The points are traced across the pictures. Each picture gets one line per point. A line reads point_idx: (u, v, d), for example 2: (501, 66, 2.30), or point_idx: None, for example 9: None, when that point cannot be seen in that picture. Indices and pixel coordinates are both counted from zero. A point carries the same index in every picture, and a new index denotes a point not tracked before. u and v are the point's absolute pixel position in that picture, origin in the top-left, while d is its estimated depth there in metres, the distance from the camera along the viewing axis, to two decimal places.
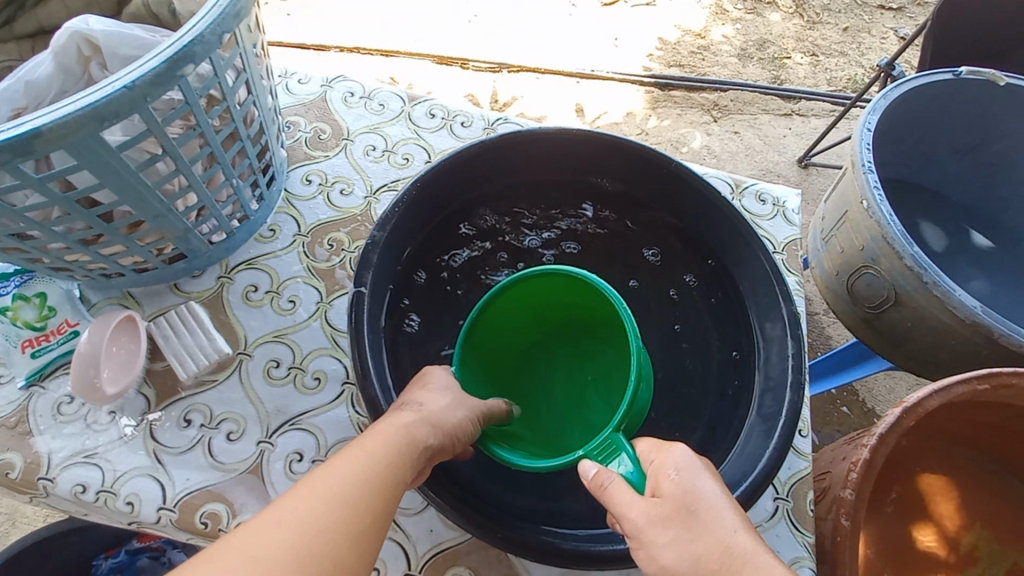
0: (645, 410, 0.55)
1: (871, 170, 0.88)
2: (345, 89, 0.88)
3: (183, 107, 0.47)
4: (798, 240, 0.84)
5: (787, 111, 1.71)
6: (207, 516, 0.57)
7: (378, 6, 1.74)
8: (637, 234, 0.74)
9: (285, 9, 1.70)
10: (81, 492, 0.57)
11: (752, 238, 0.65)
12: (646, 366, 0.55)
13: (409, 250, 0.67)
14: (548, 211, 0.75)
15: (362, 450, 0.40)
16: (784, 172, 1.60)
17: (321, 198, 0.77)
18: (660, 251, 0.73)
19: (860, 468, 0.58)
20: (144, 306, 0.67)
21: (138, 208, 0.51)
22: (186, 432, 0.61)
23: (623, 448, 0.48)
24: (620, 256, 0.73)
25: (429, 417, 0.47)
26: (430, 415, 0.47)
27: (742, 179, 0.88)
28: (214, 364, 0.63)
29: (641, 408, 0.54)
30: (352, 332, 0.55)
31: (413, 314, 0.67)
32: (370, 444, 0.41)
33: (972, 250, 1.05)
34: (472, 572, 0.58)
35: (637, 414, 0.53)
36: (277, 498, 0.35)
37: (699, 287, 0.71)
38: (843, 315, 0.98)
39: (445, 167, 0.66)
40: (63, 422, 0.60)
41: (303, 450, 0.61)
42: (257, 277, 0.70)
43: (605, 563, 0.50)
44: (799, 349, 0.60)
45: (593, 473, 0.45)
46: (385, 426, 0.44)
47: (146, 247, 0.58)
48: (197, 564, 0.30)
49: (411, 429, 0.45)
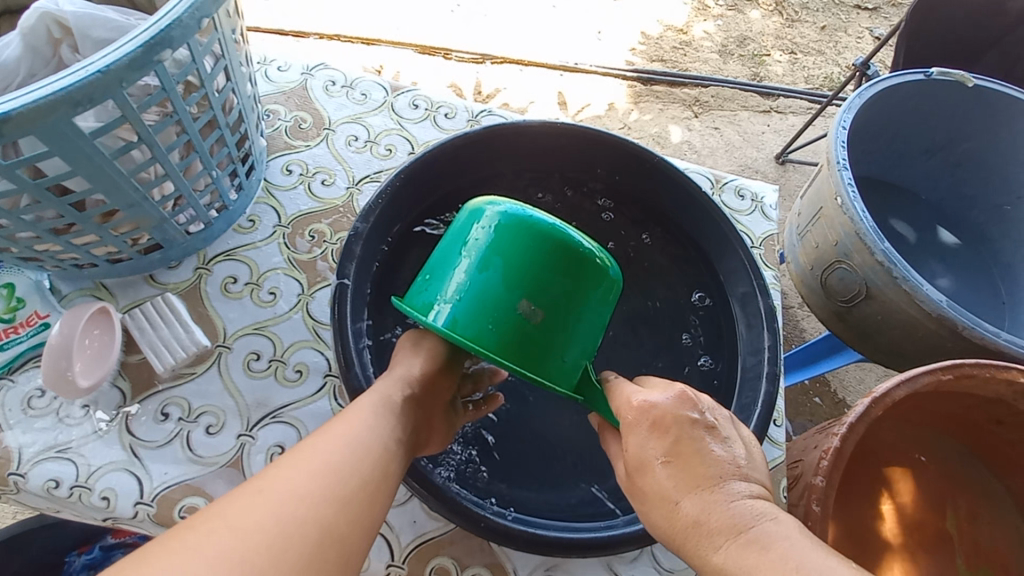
0: (593, 321, 0.48)
1: (845, 167, 0.91)
2: (326, 78, 0.86)
3: (160, 94, 0.46)
4: (775, 235, 0.86)
5: (766, 108, 1.74)
6: (187, 510, 0.56)
7: None
8: (655, 238, 0.74)
9: None
10: (54, 488, 0.56)
11: (733, 235, 0.67)
12: (548, 326, 0.46)
13: (411, 224, 0.68)
14: (570, 203, 0.74)
15: (360, 450, 0.42)
16: (762, 168, 1.63)
17: (302, 187, 0.76)
18: (673, 260, 0.73)
19: (830, 455, 0.61)
20: (118, 298, 0.65)
21: (112, 195, 0.50)
22: (164, 426, 0.60)
23: (601, 403, 0.48)
24: (631, 259, 0.72)
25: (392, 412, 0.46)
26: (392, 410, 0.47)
27: (722, 175, 0.90)
28: (192, 356, 0.62)
29: (599, 296, 0.48)
30: (335, 322, 0.55)
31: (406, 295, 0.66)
32: (371, 445, 0.43)
33: (939, 246, 1.11)
34: (456, 561, 0.58)
35: (603, 296, 0.48)
36: (275, 473, 0.39)
37: (716, 371, 0.66)
38: (818, 308, 1.03)
39: (440, 153, 0.66)
40: (34, 416, 0.58)
41: (285, 442, 0.61)
42: (236, 269, 0.69)
43: (587, 550, 0.52)
44: (775, 341, 0.62)
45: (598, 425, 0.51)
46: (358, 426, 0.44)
47: (120, 237, 0.56)
48: (210, 520, 0.35)
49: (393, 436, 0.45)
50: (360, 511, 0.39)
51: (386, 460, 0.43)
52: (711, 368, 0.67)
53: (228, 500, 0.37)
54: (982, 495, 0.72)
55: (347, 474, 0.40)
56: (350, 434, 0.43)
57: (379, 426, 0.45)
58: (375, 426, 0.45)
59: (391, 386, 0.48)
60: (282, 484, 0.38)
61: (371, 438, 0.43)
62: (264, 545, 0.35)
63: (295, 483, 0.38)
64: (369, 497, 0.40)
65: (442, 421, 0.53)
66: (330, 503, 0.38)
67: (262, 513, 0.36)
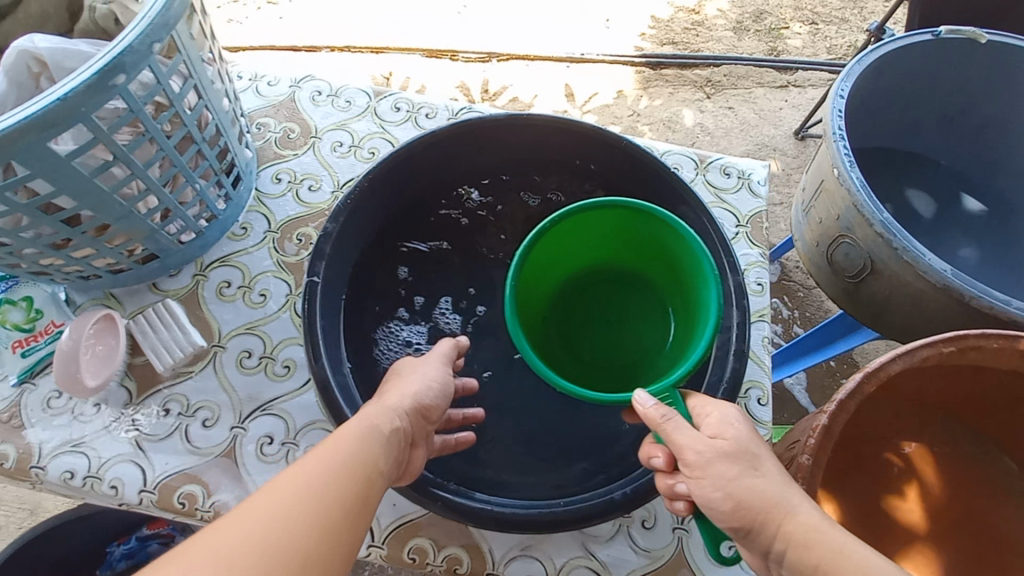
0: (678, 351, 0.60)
1: (841, 138, 0.88)
2: (313, 88, 0.90)
3: (128, 115, 0.50)
4: (763, 213, 0.84)
5: (783, 83, 1.68)
6: (185, 496, 0.61)
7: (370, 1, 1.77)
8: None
9: (278, 13, 1.72)
10: (69, 478, 0.62)
11: (703, 212, 0.67)
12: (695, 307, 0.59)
13: (388, 223, 0.71)
14: (553, 201, 0.75)
15: (343, 472, 0.41)
16: (780, 145, 1.58)
17: (290, 195, 0.80)
18: None
19: (820, 434, 0.58)
20: (125, 305, 0.71)
21: (100, 211, 0.55)
22: (166, 420, 0.65)
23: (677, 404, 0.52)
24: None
25: (378, 435, 0.46)
26: (379, 433, 0.46)
27: (707, 154, 0.88)
28: (189, 356, 0.67)
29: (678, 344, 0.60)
30: (304, 319, 0.58)
31: (405, 266, 0.70)
32: (355, 467, 0.42)
33: (963, 214, 1.08)
34: (434, 542, 0.61)
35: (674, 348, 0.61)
36: (256, 498, 0.37)
37: None
38: (828, 288, 1.00)
39: (416, 151, 0.69)
40: (53, 415, 0.64)
41: (273, 433, 0.65)
42: (230, 274, 0.74)
43: (556, 527, 0.53)
44: (743, 318, 0.61)
45: (651, 403, 0.48)
46: (343, 448, 0.43)
47: (116, 249, 0.62)
48: (179, 555, 0.33)
49: (376, 460, 0.44)
50: (342, 537, 0.38)
51: (371, 483, 0.42)
52: None
53: (205, 529, 0.35)
54: (1005, 493, 0.66)
55: (330, 497, 0.39)
56: (334, 456, 0.41)
57: (363, 449, 0.43)
58: (360, 449, 0.43)
59: (381, 416, 0.47)
60: (263, 509, 0.36)
61: (356, 461, 0.42)
62: (249, 561, 0.34)
63: (275, 509, 0.36)
64: (351, 521, 0.39)
65: (421, 455, 0.52)
66: (312, 529, 0.36)
67: (240, 538, 0.34)
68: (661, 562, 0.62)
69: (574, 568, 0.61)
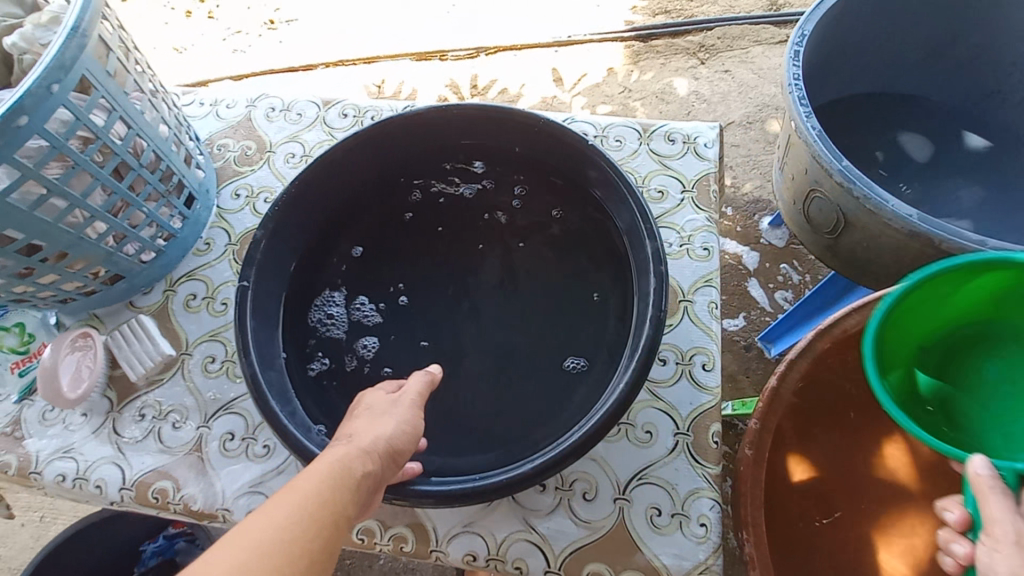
0: None
1: (796, 86, 0.83)
2: (267, 106, 0.95)
3: (50, 151, 0.56)
4: (710, 175, 0.82)
5: (782, 38, 1.60)
6: (158, 491, 0.67)
7: (363, 13, 1.81)
8: (568, 206, 0.74)
9: (278, 36, 1.80)
10: (62, 480, 0.69)
11: (629, 195, 0.66)
12: None
13: (329, 219, 0.74)
14: (490, 189, 0.77)
15: (309, 525, 0.38)
16: (782, 104, 1.51)
17: (248, 208, 0.85)
18: (579, 230, 0.73)
19: (766, 395, 0.66)
20: (105, 323, 0.78)
21: (50, 239, 0.61)
22: (141, 424, 0.71)
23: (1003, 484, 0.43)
24: (537, 229, 0.74)
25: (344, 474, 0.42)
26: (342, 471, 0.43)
27: (651, 122, 0.86)
28: (159, 364, 0.74)
29: None
30: (236, 320, 0.62)
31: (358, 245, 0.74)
32: (319, 515, 0.39)
33: (963, 154, 1.00)
34: (380, 523, 0.64)
35: None
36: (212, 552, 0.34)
37: (587, 371, 0.65)
38: (810, 246, 0.95)
39: (359, 149, 0.72)
40: (47, 425, 0.72)
41: (234, 430, 0.70)
42: (195, 287, 0.80)
43: (464, 501, 0.54)
44: (659, 286, 0.60)
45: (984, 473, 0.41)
46: (306, 492, 0.40)
47: (79, 273, 0.68)
48: None
49: (342, 505, 0.41)
50: None
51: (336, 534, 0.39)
52: (581, 367, 0.65)
53: None
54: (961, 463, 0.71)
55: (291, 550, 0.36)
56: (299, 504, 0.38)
57: (328, 492, 0.40)
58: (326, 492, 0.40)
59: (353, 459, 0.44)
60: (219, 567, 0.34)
61: (321, 506, 0.39)
62: None
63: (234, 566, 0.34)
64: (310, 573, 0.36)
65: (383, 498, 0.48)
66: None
67: None
68: (601, 533, 0.62)
69: (514, 542, 0.63)
